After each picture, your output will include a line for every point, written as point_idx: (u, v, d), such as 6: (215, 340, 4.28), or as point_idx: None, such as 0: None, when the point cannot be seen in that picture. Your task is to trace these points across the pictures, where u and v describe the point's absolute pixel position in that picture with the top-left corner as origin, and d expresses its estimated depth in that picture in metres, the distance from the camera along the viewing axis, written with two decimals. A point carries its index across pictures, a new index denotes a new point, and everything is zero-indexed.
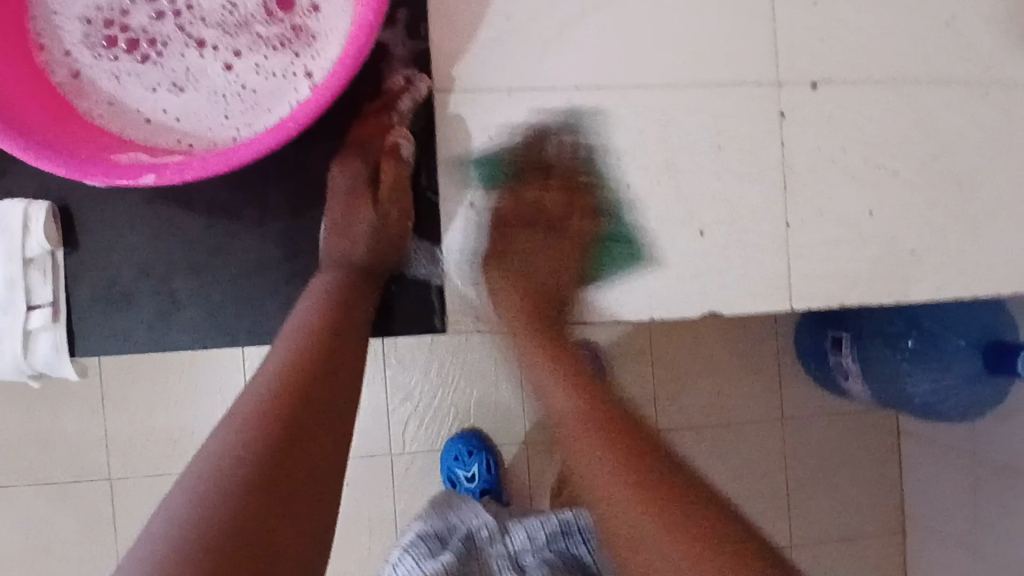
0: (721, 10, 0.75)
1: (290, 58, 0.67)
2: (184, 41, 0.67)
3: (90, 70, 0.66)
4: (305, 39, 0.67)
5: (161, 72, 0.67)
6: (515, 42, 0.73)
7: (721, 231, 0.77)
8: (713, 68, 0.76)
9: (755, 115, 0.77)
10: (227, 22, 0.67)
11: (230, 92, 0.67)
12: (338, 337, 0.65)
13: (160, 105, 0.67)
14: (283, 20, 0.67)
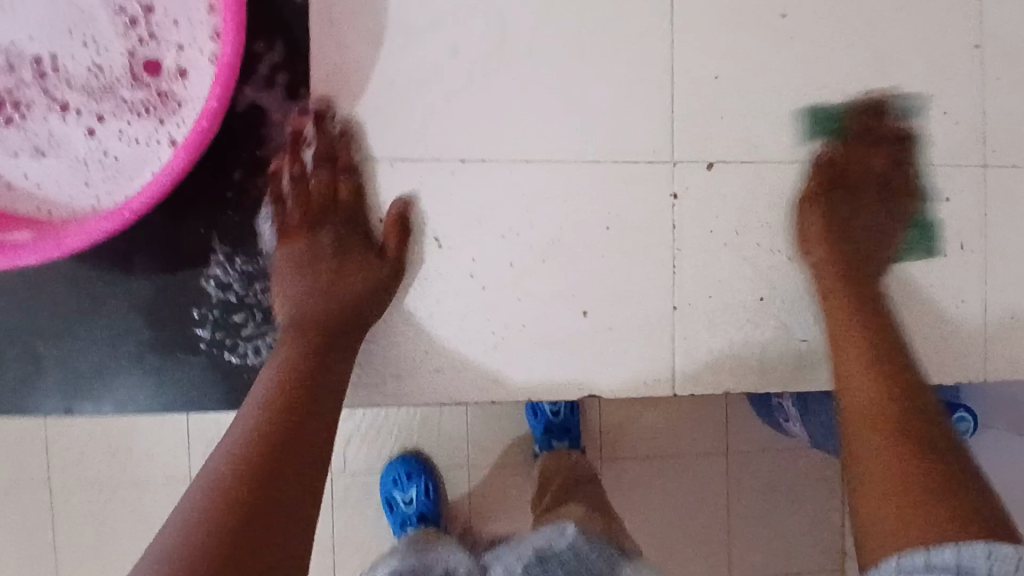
0: (615, 84, 0.75)
1: (154, 125, 0.65)
2: (47, 105, 0.64)
3: None
4: (170, 106, 0.65)
5: (24, 136, 0.65)
6: (400, 112, 0.71)
7: (606, 314, 0.74)
8: (606, 143, 0.74)
9: (647, 194, 0.75)
10: (91, 86, 0.65)
11: (92, 159, 0.65)
12: (309, 389, 0.64)
13: (22, 171, 0.65)
14: (148, 84, 0.65)
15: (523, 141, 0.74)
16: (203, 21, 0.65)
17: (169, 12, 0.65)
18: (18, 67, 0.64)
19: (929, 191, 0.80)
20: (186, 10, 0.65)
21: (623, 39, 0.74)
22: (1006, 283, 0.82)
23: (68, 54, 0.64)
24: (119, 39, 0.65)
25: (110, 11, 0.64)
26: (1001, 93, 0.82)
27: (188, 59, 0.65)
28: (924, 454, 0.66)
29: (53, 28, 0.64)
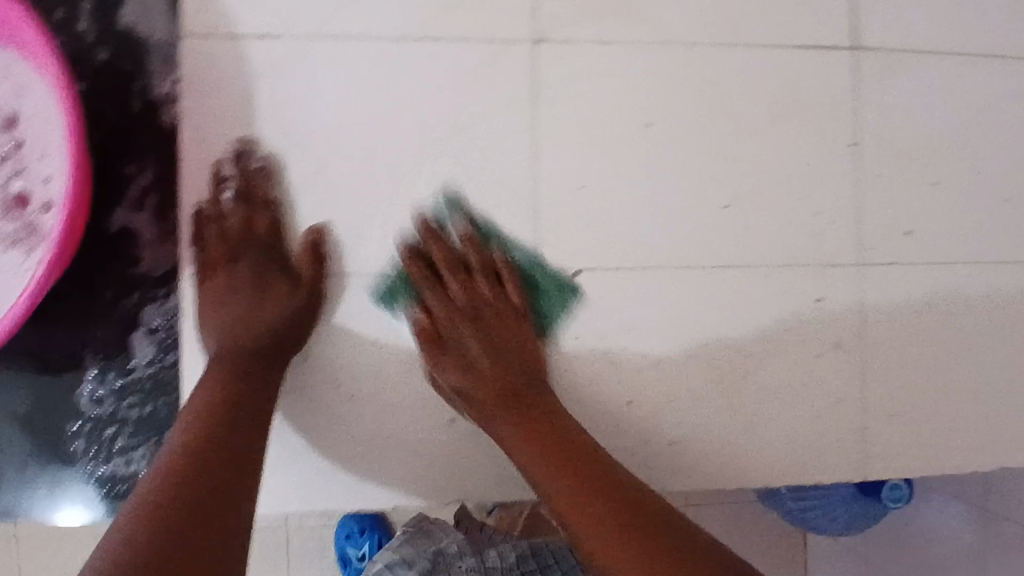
0: (480, 194, 0.76)
1: (20, 255, 0.69)
2: None
3: None
4: (35, 238, 0.69)
5: None
6: (266, 229, 0.74)
7: (469, 419, 0.78)
8: (472, 253, 0.76)
9: (511, 303, 0.77)
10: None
11: None
12: (242, 413, 0.67)
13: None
14: (18, 218, 0.70)
15: (389, 251, 0.76)
16: (60, 158, 0.69)
17: (31, 150, 0.69)
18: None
19: (799, 292, 0.81)
20: (45, 148, 0.69)
21: (489, 150, 0.76)
22: (883, 377, 0.83)
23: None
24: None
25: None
26: (881, 188, 0.82)
27: (46, 193, 0.69)
28: (643, 510, 0.67)
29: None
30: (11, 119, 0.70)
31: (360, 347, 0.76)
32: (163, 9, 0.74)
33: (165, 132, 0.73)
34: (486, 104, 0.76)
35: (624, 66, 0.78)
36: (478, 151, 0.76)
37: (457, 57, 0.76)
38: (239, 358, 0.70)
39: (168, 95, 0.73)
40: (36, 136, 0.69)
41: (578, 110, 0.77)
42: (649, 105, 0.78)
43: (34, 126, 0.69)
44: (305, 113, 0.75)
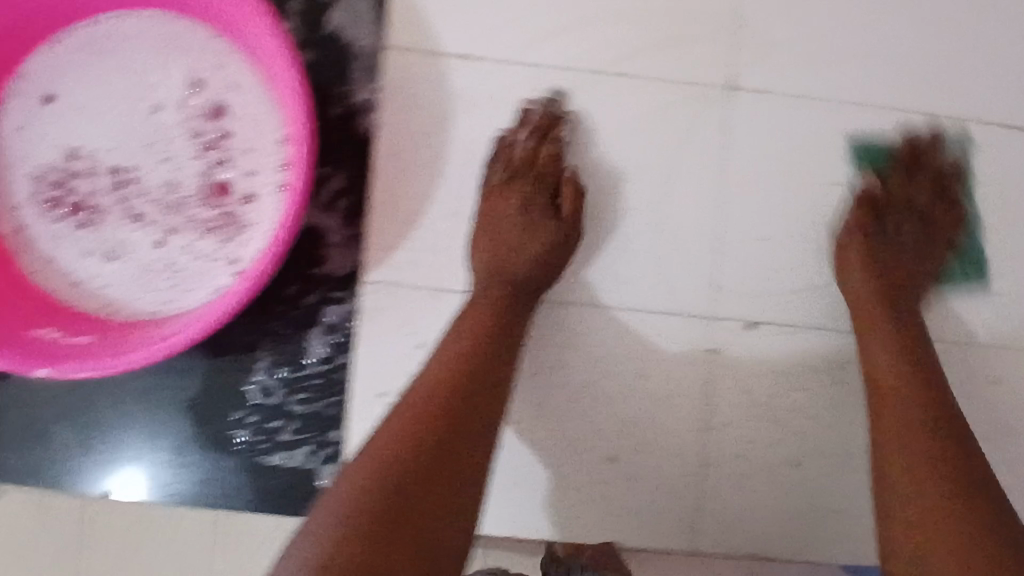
0: (659, 235, 0.77)
1: (217, 243, 0.70)
2: (122, 214, 0.70)
3: (33, 229, 0.71)
4: (233, 228, 0.70)
5: (96, 240, 0.70)
6: (449, 246, 0.75)
7: (630, 457, 0.77)
8: (645, 292, 0.77)
9: (678, 348, 0.77)
10: (168, 202, 0.70)
11: (156, 269, 0.70)
12: (497, 322, 0.69)
13: (90, 271, 0.70)
14: (216, 205, 0.70)
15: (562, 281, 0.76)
16: (276, 152, 0.70)
17: (243, 141, 0.70)
18: (102, 177, 0.70)
19: (978, 374, 0.77)
20: (261, 142, 0.70)
21: (666, 191, 0.77)
22: None
23: (147, 168, 0.70)
24: (197, 160, 0.70)
25: (190, 136, 0.70)
26: None
27: (258, 188, 0.70)
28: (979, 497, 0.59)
29: (138, 147, 0.71)
30: (225, 108, 0.70)
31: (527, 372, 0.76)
32: (371, 18, 0.75)
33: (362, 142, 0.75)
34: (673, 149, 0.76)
35: (817, 121, 0.77)
36: (659, 193, 0.76)
37: (651, 97, 0.77)
38: (513, 269, 0.70)
39: (368, 104, 0.75)
40: (252, 129, 0.70)
41: (762, 163, 0.77)
42: (836, 166, 0.77)
43: (248, 118, 0.70)
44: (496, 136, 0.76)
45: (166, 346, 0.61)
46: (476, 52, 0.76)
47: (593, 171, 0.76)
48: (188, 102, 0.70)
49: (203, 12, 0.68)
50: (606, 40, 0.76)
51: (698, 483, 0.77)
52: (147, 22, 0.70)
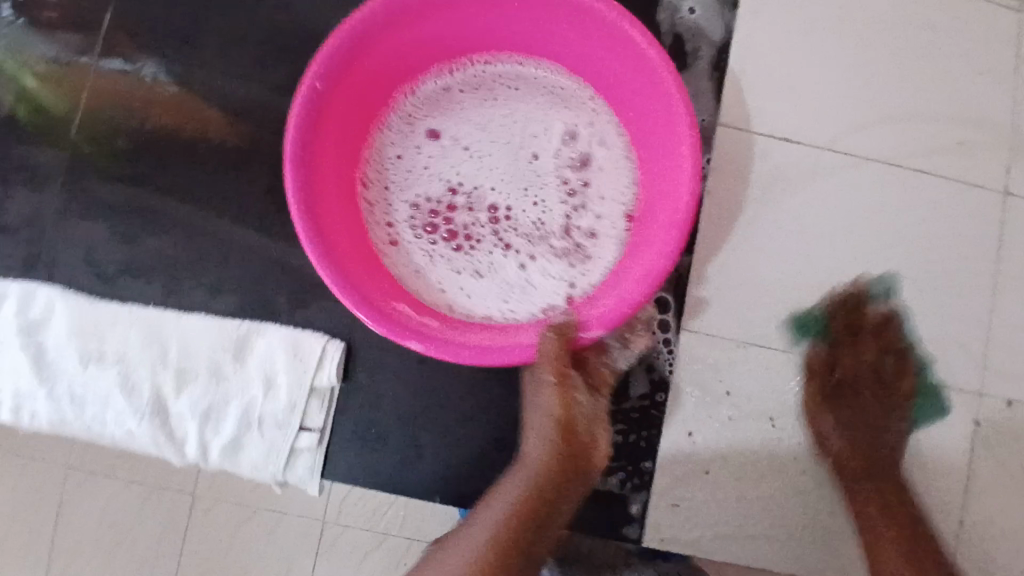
0: (938, 313, 0.86)
1: (576, 279, 0.76)
2: (492, 240, 0.78)
3: (409, 245, 0.77)
4: (592, 266, 0.76)
5: (468, 261, 0.77)
6: (758, 303, 0.84)
7: None
8: (924, 362, 0.85)
9: (949, 417, 0.85)
10: (529, 232, 0.77)
11: (517, 291, 0.76)
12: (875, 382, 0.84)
13: (460, 286, 0.77)
14: (578, 244, 0.77)
15: (851, 337, 0.85)
16: (626, 202, 0.76)
17: (599, 190, 0.77)
18: (477, 209, 0.78)
19: None
20: (616, 192, 0.77)
21: (945, 273, 0.86)
22: None
23: (519, 206, 0.78)
24: (559, 200, 0.78)
25: (556, 179, 0.78)
26: None
27: (608, 229, 0.76)
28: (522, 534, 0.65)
29: (510, 181, 0.78)
30: (588, 161, 0.78)
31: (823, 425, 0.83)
32: (708, 97, 0.85)
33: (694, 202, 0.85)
34: (954, 238, 0.87)
35: None
36: (941, 276, 0.86)
37: (939, 191, 0.87)
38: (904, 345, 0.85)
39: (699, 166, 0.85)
40: (609, 180, 0.77)
41: None
42: None
43: (608, 172, 0.77)
44: (800, 202, 0.86)
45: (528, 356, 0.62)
46: (797, 136, 0.86)
47: (886, 245, 0.86)
48: (557, 150, 0.78)
49: (575, 60, 0.75)
50: (906, 136, 0.87)
51: (957, 540, 0.84)
52: (529, 75, 0.78)
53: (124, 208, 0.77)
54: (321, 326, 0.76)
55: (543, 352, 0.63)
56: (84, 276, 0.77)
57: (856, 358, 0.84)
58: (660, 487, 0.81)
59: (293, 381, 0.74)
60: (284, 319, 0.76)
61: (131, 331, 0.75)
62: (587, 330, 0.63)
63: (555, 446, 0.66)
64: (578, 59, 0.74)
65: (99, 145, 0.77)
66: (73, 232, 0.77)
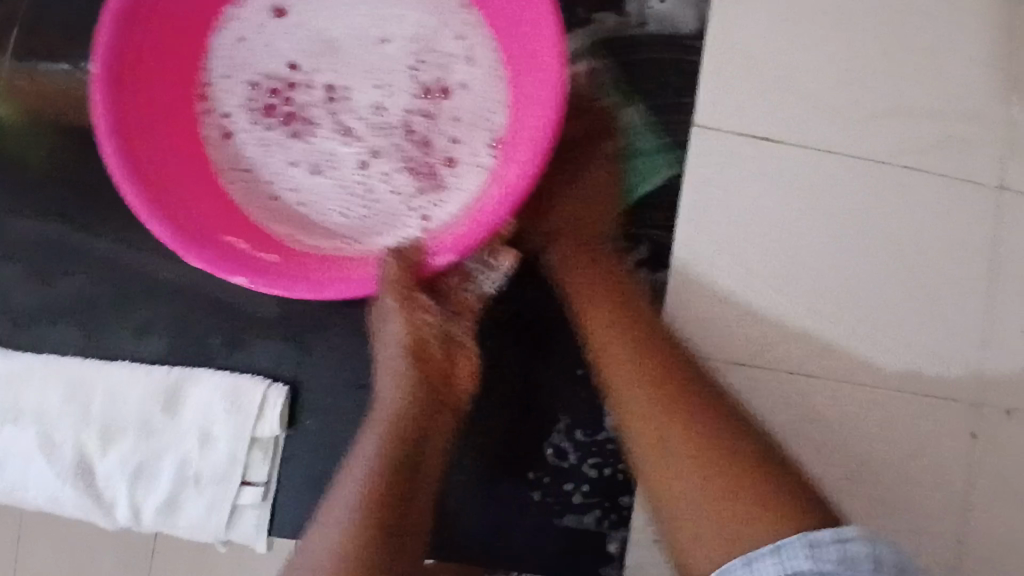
0: (932, 319, 0.79)
1: (415, 193, 0.73)
2: (328, 130, 0.74)
3: (242, 134, 0.74)
4: (433, 184, 0.73)
5: (304, 154, 0.74)
6: (740, 318, 0.78)
7: (902, 540, 0.77)
8: (919, 372, 0.79)
9: (948, 432, 0.79)
10: (376, 137, 0.74)
11: (355, 195, 0.73)
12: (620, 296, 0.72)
13: (292, 181, 0.73)
14: (422, 156, 0.73)
15: (838, 347, 0.78)
16: (491, 126, 0.72)
17: (457, 102, 0.73)
18: (317, 100, 0.74)
19: None
20: (479, 116, 0.72)
21: (940, 276, 0.80)
22: None
23: (362, 92, 0.74)
24: (413, 115, 0.74)
25: (413, 91, 0.74)
26: None
27: (470, 153, 0.72)
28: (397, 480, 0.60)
29: (369, 82, 0.74)
30: (450, 80, 0.73)
31: (809, 443, 0.77)
32: (681, 94, 0.78)
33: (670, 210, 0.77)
34: (948, 238, 0.80)
35: None
36: (937, 281, 0.80)
37: (932, 188, 0.80)
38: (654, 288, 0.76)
39: (673, 170, 0.78)
40: (471, 102, 0.72)
41: None
42: None
43: (477, 88, 0.72)
44: (781, 206, 0.79)
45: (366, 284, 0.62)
46: (777, 135, 0.79)
47: (874, 248, 0.79)
48: (421, 66, 0.73)
49: None
50: (897, 129, 0.80)
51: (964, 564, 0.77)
52: None
53: (42, 249, 0.72)
54: (262, 367, 0.70)
55: (388, 276, 0.62)
56: (0, 323, 0.72)
57: (592, 277, 0.73)
58: (640, 525, 0.74)
59: (231, 432, 0.68)
60: (217, 361, 0.70)
61: (47, 385, 0.69)
62: (437, 258, 0.63)
63: (405, 377, 0.63)
64: None
65: (9, 179, 0.72)
66: None
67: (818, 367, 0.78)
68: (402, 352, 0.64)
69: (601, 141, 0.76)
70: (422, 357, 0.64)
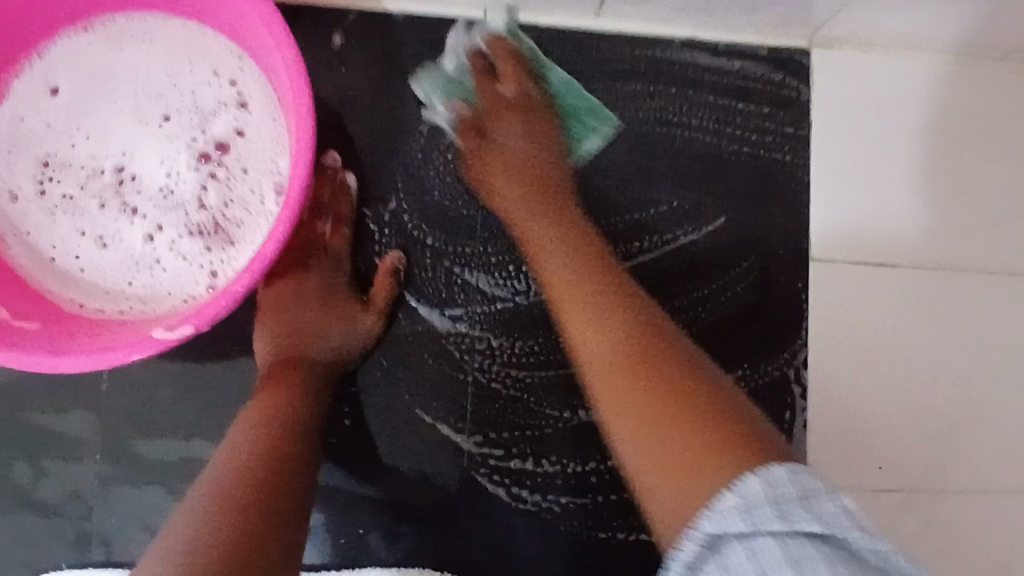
0: None
1: (202, 250, 0.68)
2: (119, 207, 0.69)
3: (25, 205, 0.69)
4: (223, 240, 0.68)
5: (90, 224, 0.69)
6: (871, 437, 0.79)
7: None
8: None
9: None
10: (161, 202, 0.69)
11: (143, 262, 0.68)
12: (717, 284, 0.78)
13: (77, 252, 0.69)
14: (209, 212, 0.69)
15: (961, 453, 0.80)
16: (275, 169, 0.69)
17: (245, 156, 0.69)
18: (108, 176, 0.69)
19: None
20: (263, 163, 0.69)
21: None
22: None
23: (150, 168, 0.69)
24: (194, 171, 0.69)
25: (191, 147, 0.70)
26: None
27: (256, 203, 0.69)
28: (258, 507, 0.55)
29: (144, 154, 0.69)
30: (223, 133, 0.69)
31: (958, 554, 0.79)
32: (785, 223, 0.79)
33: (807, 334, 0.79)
34: None
35: None
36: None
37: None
38: (716, 251, 0.78)
39: (796, 300, 0.79)
40: (253, 147, 0.69)
41: None
42: None
43: (256, 137, 0.69)
44: (896, 318, 0.80)
45: (106, 356, 0.57)
46: (891, 258, 0.81)
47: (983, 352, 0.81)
48: (194, 118, 0.70)
49: (252, 42, 0.66)
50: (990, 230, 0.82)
51: None
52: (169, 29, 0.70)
53: (185, 466, 0.70)
54: (426, 552, 0.74)
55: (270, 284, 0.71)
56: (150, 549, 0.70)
57: (690, 247, 0.79)
58: None
59: None
60: (380, 557, 0.73)
61: None
62: (180, 327, 0.58)
63: (282, 396, 0.64)
64: (230, 25, 0.67)
65: (142, 396, 0.71)
66: (127, 503, 0.70)
67: (951, 485, 0.80)
68: (295, 360, 0.67)
69: (729, 284, 0.78)
70: (309, 406, 0.65)
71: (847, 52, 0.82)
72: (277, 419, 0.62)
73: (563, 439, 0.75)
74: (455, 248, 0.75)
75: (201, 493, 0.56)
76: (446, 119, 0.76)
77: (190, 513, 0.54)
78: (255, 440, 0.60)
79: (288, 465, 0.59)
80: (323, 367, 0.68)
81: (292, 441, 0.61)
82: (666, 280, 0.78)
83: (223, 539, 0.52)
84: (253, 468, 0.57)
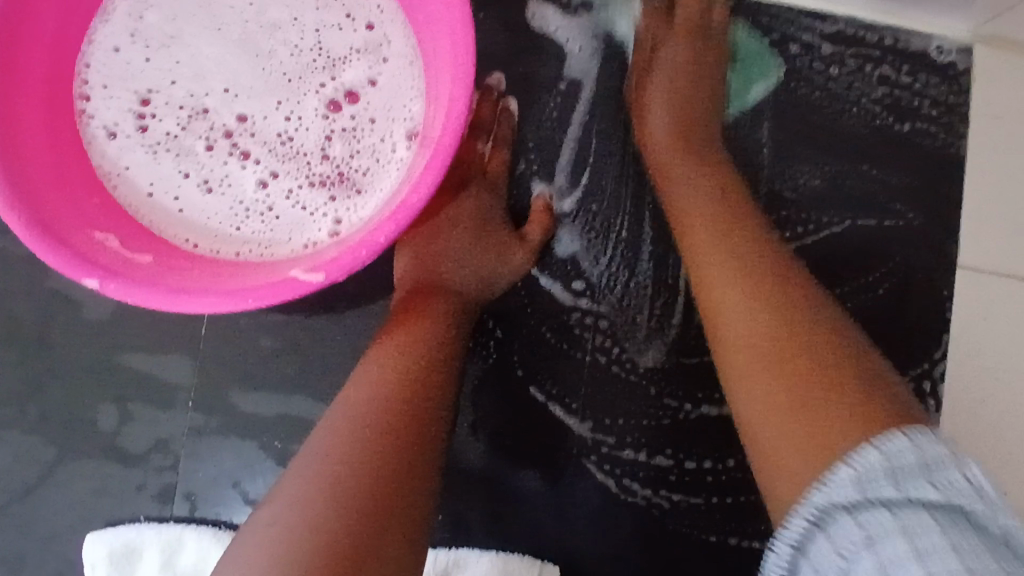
0: None
1: (326, 199, 0.63)
2: (230, 152, 0.64)
3: (123, 143, 0.64)
4: (347, 187, 0.63)
5: (197, 166, 0.64)
6: (1005, 460, 0.73)
7: None
8: None
9: None
10: (278, 150, 0.64)
11: (254, 211, 0.63)
12: (865, 276, 0.73)
13: (177, 195, 0.64)
14: (332, 160, 0.64)
15: None
16: (409, 115, 0.63)
17: (375, 101, 0.64)
18: (213, 116, 0.64)
19: None
20: (397, 106, 0.64)
21: None
22: None
23: (267, 112, 0.64)
24: (320, 119, 0.64)
25: (318, 95, 0.64)
26: None
27: (385, 148, 0.63)
28: (413, 427, 0.53)
29: (264, 92, 0.64)
30: (353, 80, 0.64)
31: None
32: (933, 225, 0.74)
33: (946, 346, 0.74)
34: None
35: None
36: None
37: None
38: (863, 241, 0.73)
39: (938, 309, 0.74)
40: (385, 92, 0.64)
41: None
42: None
43: (391, 83, 0.64)
44: None
45: (237, 300, 0.52)
46: None
47: None
48: (319, 56, 0.64)
49: None
50: None
51: None
52: None
53: (283, 423, 0.66)
54: (526, 539, 0.69)
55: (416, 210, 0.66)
56: (238, 509, 0.66)
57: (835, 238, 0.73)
58: None
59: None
60: (477, 540, 0.69)
61: None
62: (315, 273, 0.53)
63: (433, 309, 0.60)
64: None
65: (245, 348, 0.66)
66: (218, 456, 0.66)
67: None
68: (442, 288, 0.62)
69: (870, 284, 0.73)
70: (457, 322, 0.61)
71: (1009, 58, 0.75)
72: (426, 335, 0.59)
73: (682, 432, 0.70)
74: (584, 217, 0.70)
75: (355, 397, 0.54)
76: (586, 81, 0.71)
77: (316, 452, 0.51)
78: (406, 350, 0.57)
79: (443, 385, 0.57)
80: (466, 303, 0.63)
81: (442, 364, 0.58)
82: (810, 267, 0.73)
83: (379, 453, 0.50)
84: (407, 384, 0.55)
